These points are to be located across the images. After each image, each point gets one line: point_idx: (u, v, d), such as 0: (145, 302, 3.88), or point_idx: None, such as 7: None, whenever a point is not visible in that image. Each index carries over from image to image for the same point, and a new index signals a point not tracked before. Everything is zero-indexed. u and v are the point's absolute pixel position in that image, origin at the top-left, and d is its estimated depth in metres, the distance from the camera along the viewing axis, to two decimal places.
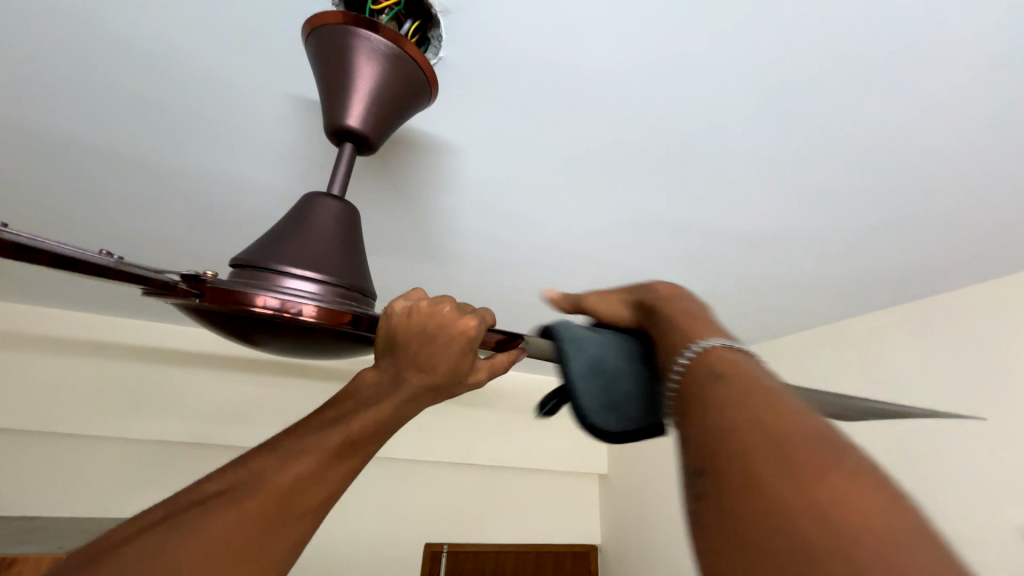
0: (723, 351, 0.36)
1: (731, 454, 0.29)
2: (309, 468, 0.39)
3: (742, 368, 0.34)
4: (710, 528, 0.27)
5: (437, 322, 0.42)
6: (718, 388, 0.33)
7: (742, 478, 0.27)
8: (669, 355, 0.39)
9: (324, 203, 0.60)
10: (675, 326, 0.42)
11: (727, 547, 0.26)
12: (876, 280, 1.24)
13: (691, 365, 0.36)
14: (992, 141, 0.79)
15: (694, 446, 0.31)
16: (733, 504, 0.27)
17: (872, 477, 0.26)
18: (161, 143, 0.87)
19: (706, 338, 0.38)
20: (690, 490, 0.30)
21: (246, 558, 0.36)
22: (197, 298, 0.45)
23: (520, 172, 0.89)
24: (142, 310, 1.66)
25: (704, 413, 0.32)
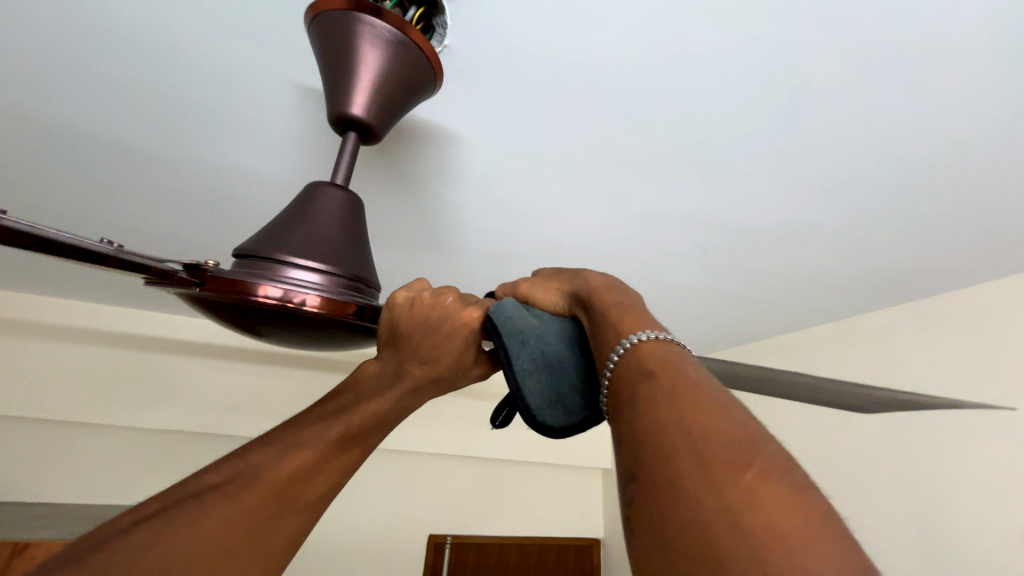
0: (653, 346, 0.35)
1: (658, 459, 0.29)
2: (310, 460, 0.41)
3: (673, 363, 0.34)
4: (641, 535, 0.28)
5: (439, 313, 0.43)
6: (644, 387, 0.33)
7: (666, 485, 0.28)
8: (602, 350, 0.38)
9: (328, 193, 0.61)
10: (606, 318, 0.40)
11: (653, 556, 0.26)
12: (886, 278, 1.22)
13: (623, 362, 0.36)
14: (1005, 137, 0.77)
15: (625, 448, 0.31)
16: (658, 512, 0.27)
17: (782, 476, 0.26)
18: (168, 134, 0.88)
19: (639, 330, 0.37)
20: (624, 495, 0.30)
21: (250, 548, 0.37)
22: (197, 288, 0.46)
23: (525, 165, 0.90)
24: (152, 302, 1.71)
25: (635, 413, 0.32)
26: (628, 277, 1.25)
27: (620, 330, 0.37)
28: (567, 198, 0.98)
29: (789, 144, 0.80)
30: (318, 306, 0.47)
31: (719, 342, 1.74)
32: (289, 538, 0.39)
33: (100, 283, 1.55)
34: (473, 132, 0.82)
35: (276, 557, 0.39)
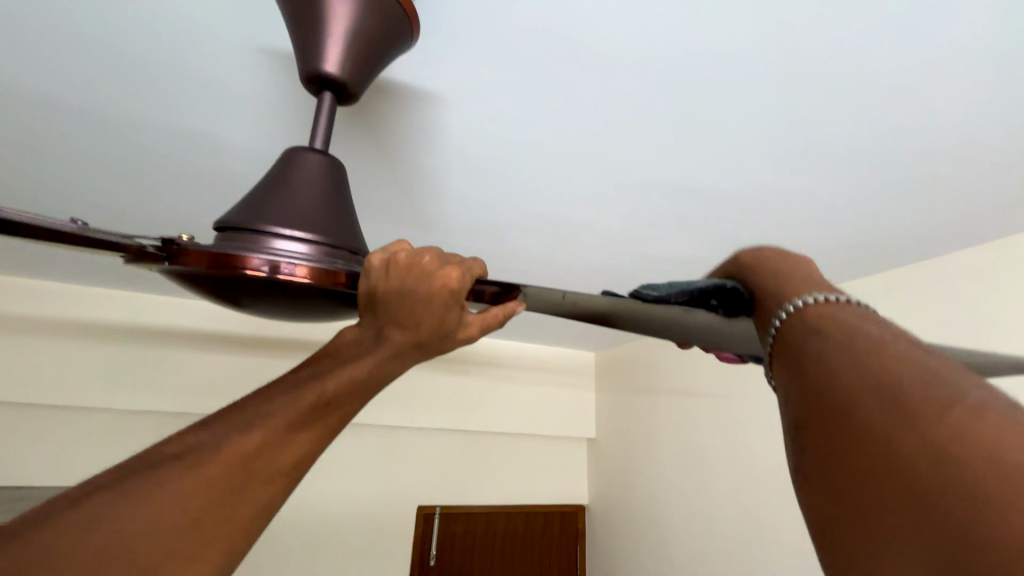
0: (825, 307, 0.33)
1: (831, 405, 0.27)
2: (280, 430, 0.39)
3: (847, 318, 0.31)
4: (815, 481, 0.27)
5: (418, 273, 0.41)
6: (814, 341, 0.31)
7: (845, 429, 0.26)
8: (768, 313, 0.37)
9: (307, 159, 0.58)
10: (770, 286, 0.39)
11: (838, 500, 0.25)
12: (863, 245, 1.25)
13: (786, 323, 0.34)
14: (979, 103, 0.77)
15: (794, 402, 0.30)
16: (839, 458, 0.26)
17: (1005, 411, 0.23)
18: (133, 99, 0.82)
19: (812, 292, 0.35)
20: (795, 446, 0.29)
21: (210, 521, 0.36)
22: (167, 262, 0.43)
23: (507, 132, 0.88)
24: (122, 282, 1.65)
25: (802, 365, 0.31)
26: (611, 246, 1.26)
27: (785, 295, 0.36)
28: (548, 167, 0.96)
29: (775, 109, 0.79)
30: (309, 276, 0.45)
31: None
32: (259, 510, 0.38)
33: (69, 263, 1.49)
34: (454, 92, 0.79)
35: (244, 530, 0.38)
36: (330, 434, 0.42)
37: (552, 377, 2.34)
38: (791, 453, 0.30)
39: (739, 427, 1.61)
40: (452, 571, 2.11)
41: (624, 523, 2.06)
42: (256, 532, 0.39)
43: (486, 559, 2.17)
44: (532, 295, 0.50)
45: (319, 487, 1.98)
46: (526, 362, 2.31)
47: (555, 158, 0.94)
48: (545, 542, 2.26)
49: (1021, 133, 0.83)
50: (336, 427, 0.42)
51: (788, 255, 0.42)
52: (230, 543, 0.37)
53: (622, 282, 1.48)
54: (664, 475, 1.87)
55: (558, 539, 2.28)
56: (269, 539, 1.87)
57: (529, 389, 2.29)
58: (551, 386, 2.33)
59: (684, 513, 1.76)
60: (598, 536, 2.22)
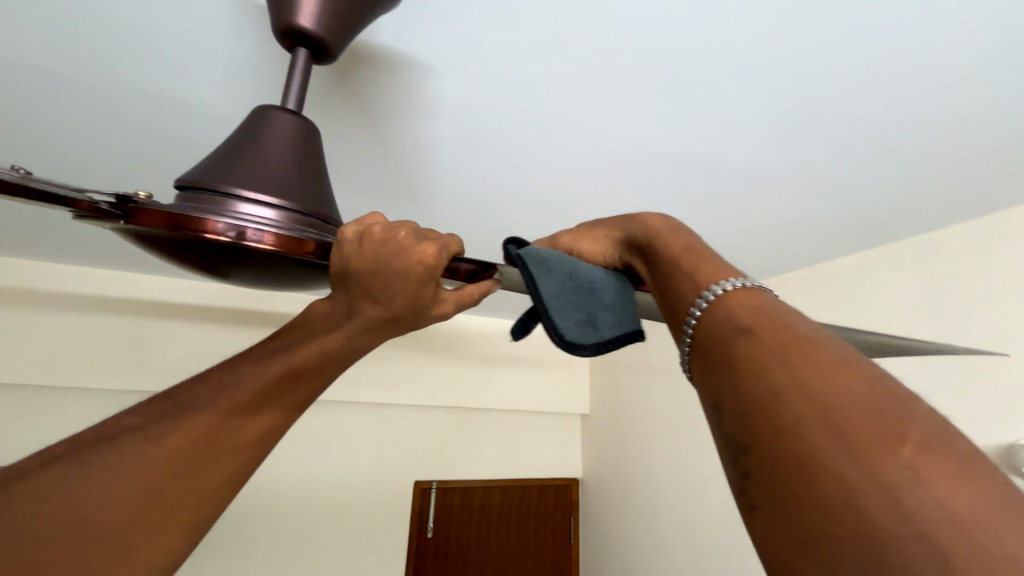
0: (743, 298, 0.33)
1: (776, 427, 0.27)
2: (242, 401, 0.40)
3: (766, 315, 0.32)
4: (763, 507, 0.27)
5: (393, 248, 0.38)
6: (746, 346, 0.31)
7: (791, 459, 0.26)
8: (680, 303, 0.36)
9: (278, 119, 0.54)
10: (680, 270, 0.38)
11: (786, 529, 0.26)
12: (862, 224, 1.22)
13: (708, 321, 0.33)
14: (1001, 72, 0.72)
15: (729, 416, 0.30)
16: (785, 486, 0.26)
17: (932, 440, 0.25)
18: (85, 62, 0.77)
19: (720, 280, 0.35)
20: (733, 463, 0.30)
21: (171, 489, 0.38)
22: (123, 221, 0.40)
23: (493, 100, 0.83)
24: (103, 259, 1.61)
25: (735, 375, 0.30)
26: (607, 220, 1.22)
27: (699, 282, 0.36)
28: (537, 137, 0.92)
29: (777, 78, 0.74)
30: (274, 244, 0.42)
31: None
32: (224, 477, 0.40)
33: (46, 239, 1.45)
34: (426, 57, 0.74)
35: (210, 498, 0.39)
36: (298, 406, 0.43)
37: (545, 356, 2.34)
38: (729, 470, 0.30)
39: None
40: (449, 545, 2.14)
41: (617, 497, 2.08)
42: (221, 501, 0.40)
43: (482, 532, 2.20)
44: (507, 274, 0.47)
45: (313, 462, 1.99)
46: (519, 340, 2.30)
47: (547, 129, 0.89)
48: (540, 515, 2.29)
49: None
50: (303, 398, 0.43)
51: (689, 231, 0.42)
52: (198, 508, 0.39)
53: None
54: (657, 452, 1.88)
55: (554, 512, 2.32)
56: (267, 513, 1.89)
57: (523, 368, 2.28)
58: (544, 364, 2.33)
59: (676, 488, 1.77)
60: (592, 509, 2.25)
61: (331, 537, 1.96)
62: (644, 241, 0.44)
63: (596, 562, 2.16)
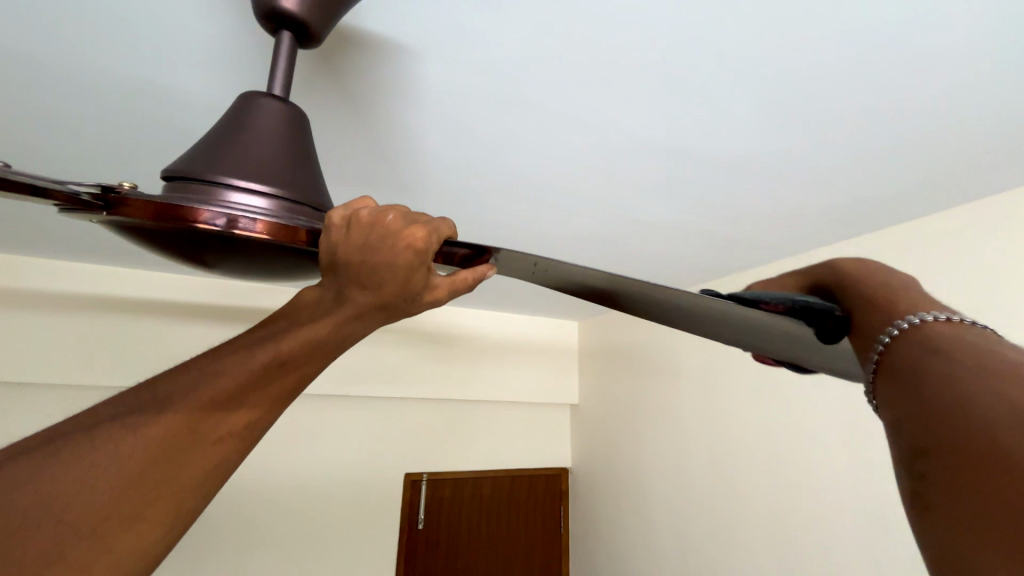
0: (948, 329, 0.30)
1: (964, 438, 0.26)
2: (226, 390, 0.40)
3: (973, 343, 0.29)
4: (937, 512, 0.26)
5: (381, 233, 0.37)
6: (948, 370, 0.28)
7: (986, 476, 0.24)
8: (864, 330, 0.33)
9: (264, 106, 0.53)
10: (870, 299, 0.34)
11: (964, 540, 0.24)
12: (845, 212, 1.23)
13: (898, 345, 0.31)
14: (976, 59, 0.73)
15: (911, 428, 0.28)
16: (969, 498, 0.24)
17: None
18: (56, 45, 0.74)
19: (924, 309, 0.31)
20: (905, 471, 0.28)
21: (150, 481, 0.37)
22: (105, 212, 0.39)
23: (478, 86, 0.82)
24: (80, 253, 1.57)
25: (924, 389, 0.28)
26: (595, 209, 1.22)
27: (893, 308, 0.32)
28: (522, 125, 0.91)
29: (764, 64, 0.75)
30: (265, 232, 0.41)
31: (683, 280, 1.77)
32: (206, 468, 0.40)
33: (20, 233, 1.41)
34: (413, 40, 0.72)
35: (191, 489, 0.39)
36: (284, 396, 0.42)
37: (534, 346, 2.35)
38: (902, 482, 0.29)
39: (720, 390, 1.63)
40: (439, 535, 2.15)
41: (607, 485, 2.10)
42: (204, 492, 0.40)
43: (473, 522, 2.22)
44: (507, 257, 0.44)
45: (302, 456, 1.98)
46: (508, 331, 2.30)
47: (532, 115, 0.88)
48: (530, 504, 2.32)
49: (1013, 92, 0.79)
50: (292, 388, 0.42)
51: (908, 279, 0.35)
52: (179, 499, 0.38)
53: (608, 247, 1.46)
54: (645, 440, 1.90)
55: (543, 501, 2.34)
56: (255, 507, 1.88)
57: (512, 358, 2.29)
58: (533, 354, 2.34)
59: (664, 474, 1.80)
60: (581, 496, 2.27)
61: (320, 531, 1.96)
62: (833, 284, 0.38)
63: (585, 549, 2.19)
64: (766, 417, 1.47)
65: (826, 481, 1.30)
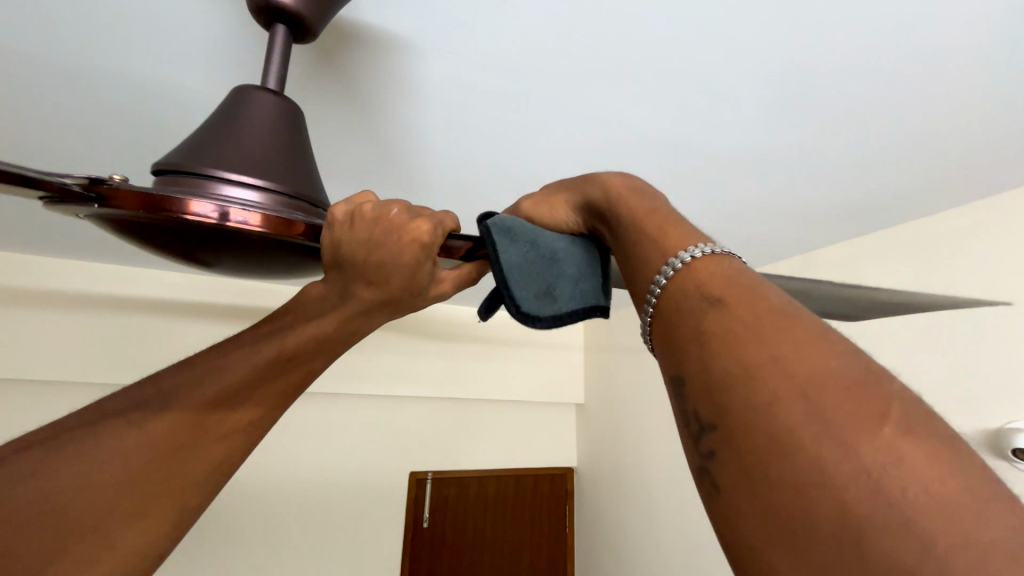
0: (713, 270, 0.30)
1: (747, 402, 0.24)
2: (232, 384, 0.39)
3: (741, 287, 0.29)
4: (726, 482, 0.24)
5: (386, 228, 0.36)
6: (718, 323, 0.27)
7: (763, 438, 0.23)
8: (642, 274, 0.33)
9: (258, 100, 0.52)
10: (641, 236, 0.35)
11: (752, 512, 0.23)
12: (857, 209, 1.20)
13: (675, 298, 0.30)
14: (1004, 47, 0.69)
15: (695, 396, 0.27)
16: (753, 465, 0.24)
17: (899, 417, 0.23)
18: (52, 41, 0.73)
19: (685, 247, 0.32)
20: (695, 445, 0.26)
21: (153, 477, 0.37)
22: (97, 204, 0.38)
23: (482, 79, 0.80)
24: (83, 251, 1.57)
25: (700, 349, 0.27)
26: None
27: (665, 248, 0.32)
28: (526, 118, 0.89)
29: (777, 59, 0.73)
30: (259, 224, 0.40)
31: None
32: (213, 464, 0.39)
33: (25, 231, 1.41)
34: (409, 34, 0.71)
35: (195, 487, 0.38)
36: (287, 395, 0.42)
37: (538, 344, 2.34)
38: (688, 446, 0.27)
39: None
40: (444, 535, 2.14)
41: (613, 484, 2.09)
42: (207, 491, 0.39)
43: (478, 521, 2.21)
44: None
45: (306, 456, 1.97)
46: (512, 330, 2.29)
47: (535, 108, 0.86)
48: (535, 503, 2.30)
49: None
50: (295, 384, 0.42)
51: (658, 197, 0.38)
52: (183, 499, 0.38)
53: None
54: (652, 438, 1.89)
55: (549, 500, 2.32)
56: (260, 505, 1.88)
57: (516, 357, 2.28)
58: (537, 353, 2.33)
59: (670, 474, 1.78)
60: (587, 496, 2.26)
61: (325, 532, 1.95)
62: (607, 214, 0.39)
63: (591, 549, 2.17)
64: None
65: None
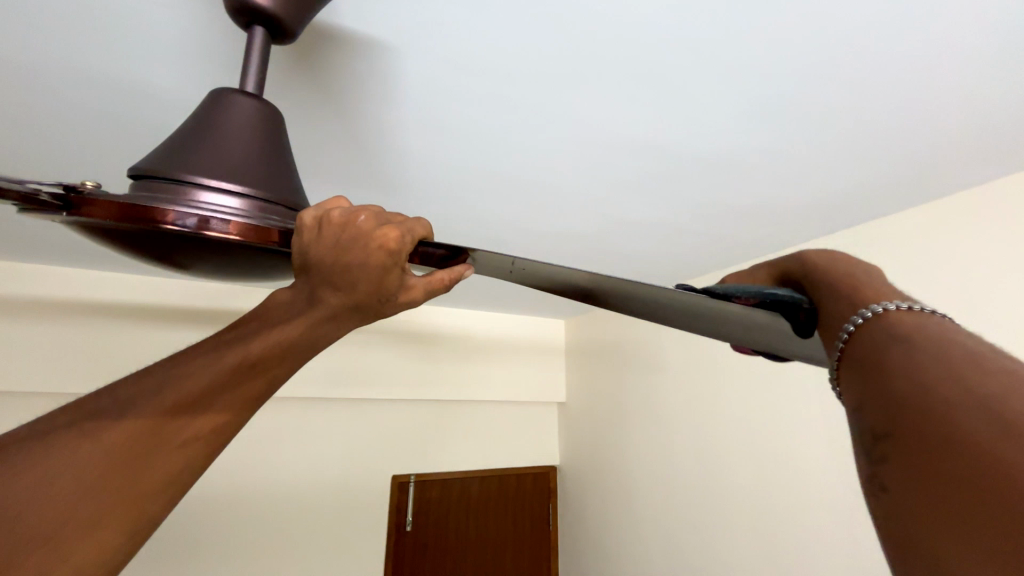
0: (908, 318, 0.29)
1: (924, 413, 0.24)
2: (196, 389, 0.39)
3: (936, 328, 0.28)
4: (895, 492, 0.24)
5: (352, 234, 0.36)
6: (904, 353, 0.27)
7: (941, 443, 0.23)
8: (830, 321, 0.33)
9: (235, 104, 0.51)
10: (837, 291, 0.34)
11: (924, 512, 0.23)
12: (825, 213, 1.25)
13: (861, 330, 0.30)
14: (958, 58, 0.73)
15: (871, 408, 0.27)
16: (929, 467, 0.23)
17: None
18: (19, 45, 0.72)
19: (887, 298, 0.31)
20: (868, 456, 0.27)
21: (109, 486, 0.36)
22: (65, 213, 0.37)
23: (461, 83, 0.81)
24: (46, 254, 1.52)
25: (880, 372, 0.28)
26: (580, 207, 1.22)
27: (858, 300, 0.32)
28: (507, 122, 0.90)
29: (750, 62, 0.75)
30: (237, 233, 0.40)
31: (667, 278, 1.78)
32: (173, 472, 0.39)
33: None
34: (393, 39, 0.71)
35: (155, 496, 0.38)
36: (253, 400, 0.41)
37: (520, 345, 2.35)
38: (862, 467, 0.27)
39: (704, 387, 1.65)
40: (428, 538, 2.12)
41: (596, 483, 2.11)
42: (170, 499, 0.39)
43: (462, 523, 2.21)
44: (483, 259, 0.45)
45: (285, 460, 1.95)
46: (493, 331, 2.30)
47: (514, 111, 0.87)
48: (518, 503, 2.32)
49: (994, 90, 0.80)
50: (265, 389, 0.42)
51: (875, 272, 0.35)
52: (140, 505, 0.37)
53: (592, 246, 1.46)
54: (632, 437, 1.92)
55: (532, 500, 2.34)
56: (238, 511, 1.84)
57: (498, 357, 2.29)
58: (519, 353, 2.34)
59: (651, 471, 1.81)
60: (569, 495, 2.28)
61: (307, 535, 1.93)
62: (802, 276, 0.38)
63: (574, 548, 2.19)
64: (753, 413, 1.48)
65: (812, 473, 1.31)
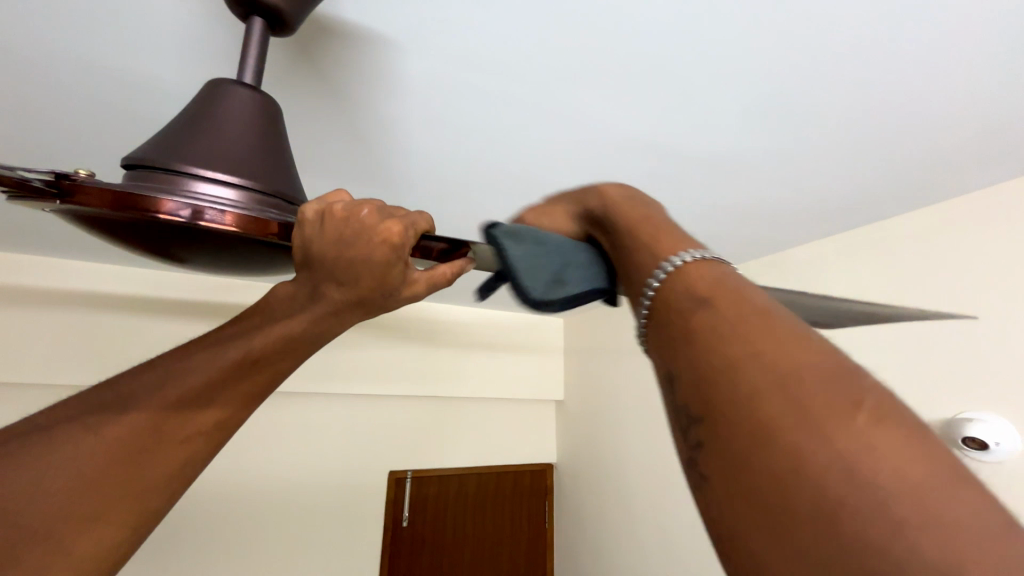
0: (707, 274, 0.29)
1: (732, 394, 0.24)
2: (199, 384, 0.39)
3: (729, 285, 0.28)
4: (712, 480, 0.23)
5: (356, 228, 0.36)
6: (706, 318, 0.27)
7: (749, 427, 0.22)
8: (637, 277, 0.32)
9: (233, 95, 0.51)
10: (640, 243, 0.34)
11: (738, 504, 0.22)
12: (828, 213, 1.25)
13: (666, 290, 0.29)
14: (969, 60, 0.73)
15: (686, 386, 0.26)
16: (740, 454, 0.22)
17: (899, 419, 0.21)
18: (14, 35, 0.71)
19: (677, 252, 0.31)
20: (684, 439, 0.26)
21: (110, 482, 0.36)
22: (58, 201, 0.37)
23: (466, 78, 0.80)
24: (42, 246, 1.50)
25: (688, 342, 0.27)
26: None
27: (659, 252, 0.32)
28: (511, 118, 0.89)
29: (757, 61, 0.74)
30: (233, 224, 0.39)
31: None
32: (177, 467, 0.39)
33: None
34: (393, 34, 0.71)
35: (158, 491, 0.38)
36: (255, 395, 0.41)
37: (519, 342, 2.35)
38: (678, 444, 0.26)
39: None
40: (424, 534, 2.13)
41: (593, 480, 2.11)
42: (172, 495, 0.39)
43: (459, 519, 2.21)
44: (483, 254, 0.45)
45: (283, 456, 1.94)
46: (493, 328, 2.30)
47: (518, 108, 0.87)
48: (516, 500, 2.32)
49: (1005, 93, 0.79)
50: (266, 385, 0.41)
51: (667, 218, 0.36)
52: (142, 500, 0.37)
53: None
54: (630, 435, 1.92)
55: (529, 497, 2.34)
56: (234, 506, 1.84)
57: (497, 355, 2.29)
58: (518, 350, 2.34)
59: (648, 469, 1.81)
60: (566, 492, 2.28)
61: (304, 531, 1.93)
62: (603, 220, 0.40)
63: (570, 546, 2.19)
64: None
65: None
